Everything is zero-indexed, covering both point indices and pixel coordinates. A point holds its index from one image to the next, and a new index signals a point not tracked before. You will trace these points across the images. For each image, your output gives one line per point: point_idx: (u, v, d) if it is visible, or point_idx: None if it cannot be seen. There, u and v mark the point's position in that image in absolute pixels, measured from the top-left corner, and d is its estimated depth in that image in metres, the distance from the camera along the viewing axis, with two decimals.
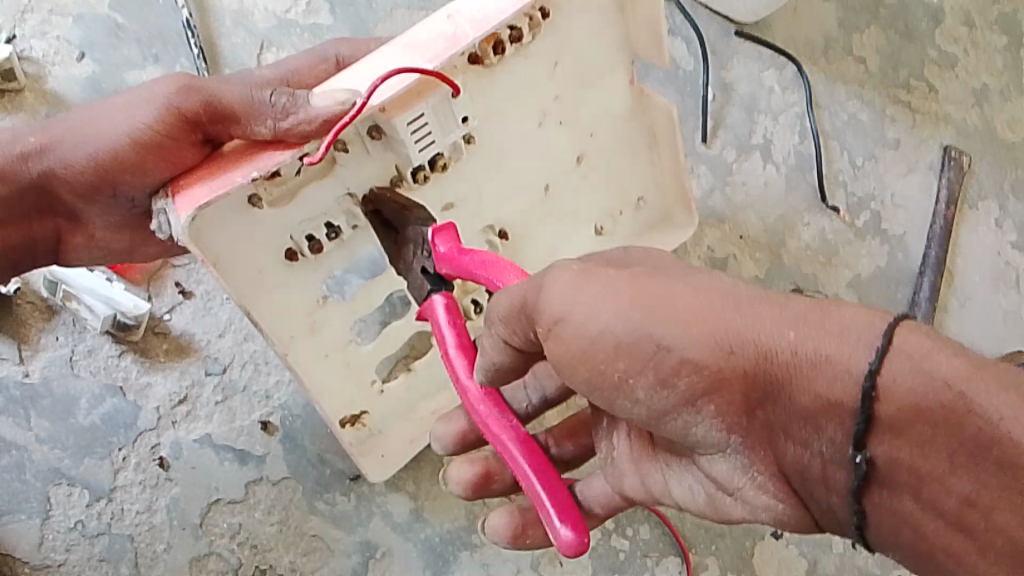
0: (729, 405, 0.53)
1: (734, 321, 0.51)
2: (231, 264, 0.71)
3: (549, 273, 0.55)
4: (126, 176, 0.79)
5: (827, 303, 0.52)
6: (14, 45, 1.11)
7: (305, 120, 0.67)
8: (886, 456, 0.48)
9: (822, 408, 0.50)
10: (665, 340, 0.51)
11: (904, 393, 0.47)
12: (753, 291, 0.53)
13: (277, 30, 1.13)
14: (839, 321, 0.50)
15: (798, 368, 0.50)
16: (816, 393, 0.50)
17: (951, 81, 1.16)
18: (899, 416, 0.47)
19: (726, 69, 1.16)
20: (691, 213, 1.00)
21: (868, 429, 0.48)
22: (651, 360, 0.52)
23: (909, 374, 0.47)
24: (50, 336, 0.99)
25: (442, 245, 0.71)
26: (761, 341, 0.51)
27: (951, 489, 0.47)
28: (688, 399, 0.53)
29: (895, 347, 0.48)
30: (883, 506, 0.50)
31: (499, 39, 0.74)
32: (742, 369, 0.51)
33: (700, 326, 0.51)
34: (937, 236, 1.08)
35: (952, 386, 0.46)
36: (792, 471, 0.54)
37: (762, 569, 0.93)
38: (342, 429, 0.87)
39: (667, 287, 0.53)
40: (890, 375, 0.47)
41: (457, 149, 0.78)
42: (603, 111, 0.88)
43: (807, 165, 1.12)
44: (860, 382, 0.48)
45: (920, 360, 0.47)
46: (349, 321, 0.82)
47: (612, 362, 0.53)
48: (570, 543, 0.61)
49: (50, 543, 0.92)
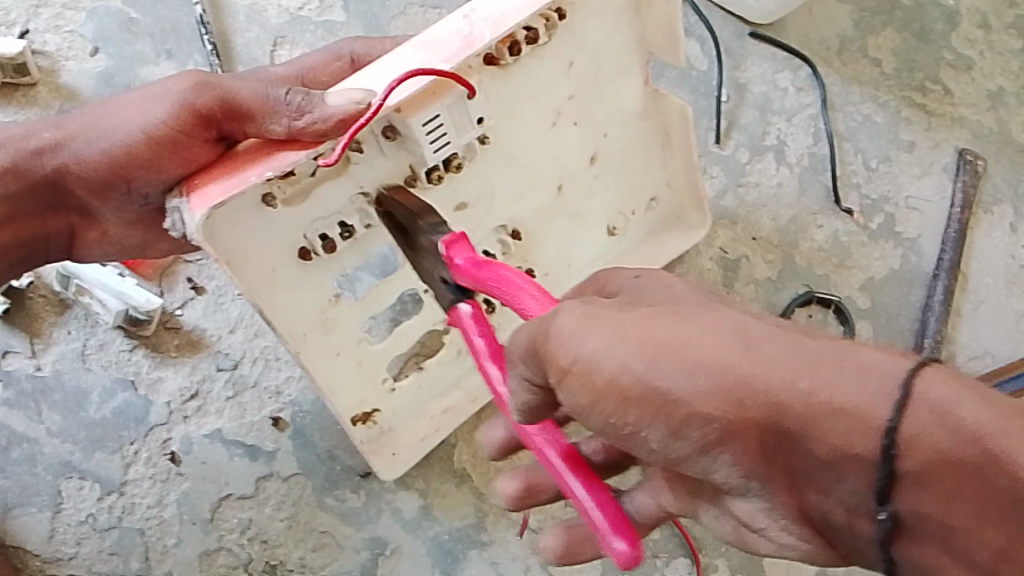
0: (744, 455, 0.48)
1: (746, 370, 0.46)
2: (245, 260, 0.71)
3: (558, 315, 0.50)
4: (141, 173, 0.79)
5: (841, 341, 0.47)
6: (28, 40, 1.11)
7: (321, 119, 0.67)
8: (912, 509, 0.44)
9: (846, 459, 0.45)
10: (671, 390, 0.47)
11: (929, 443, 0.43)
12: (764, 328, 0.48)
13: (290, 26, 1.13)
14: (860, 368, 0.45)
15: (814, 419, 0.45)
16: (832, 446, 0.45)
17: (967, 83, 1.15)
18: (926, 469, 0.43)
19: (739, 69, 1.16)
20: (704, 214, 1.00)
21: (894, 483, 0.44)
22: (661, 410, 0.48)
23: (933, 428, 0.43)
24: (62, 330, 0.99)
25: (458, 257, 0.66)
26: (777, 392, 0.46)
27: (983, 542, 0.43)
28: (705, 446, 0.48)
29: (918, 396, 0.43)
30: (912, 555, 0.46)
31: (515, 40, 0.74)
32: (755, 419, 0.46)
33: (710, 374, 0.47)
34: (951, 240, 1.07)
35: (981, 439, 0.42)
36: (820, 518, 0.50)
37: (772, 569, 0.93)
38: (353, 428, 0.87)
39: (679, 329, 0.48)
40: (913, 429, 0.43)
41: (472, 149, 0.78)
42: (617, 112, 0.88)
43: (821, 166, 1.12)
44: (878, 438, 0.44)
45: (942, 406, 0.43)
46: (361, 319, 0.82)
47: (623, 414, 0.49)
48: (626, 556, 0.57)
49: (61, 536, 0.92)
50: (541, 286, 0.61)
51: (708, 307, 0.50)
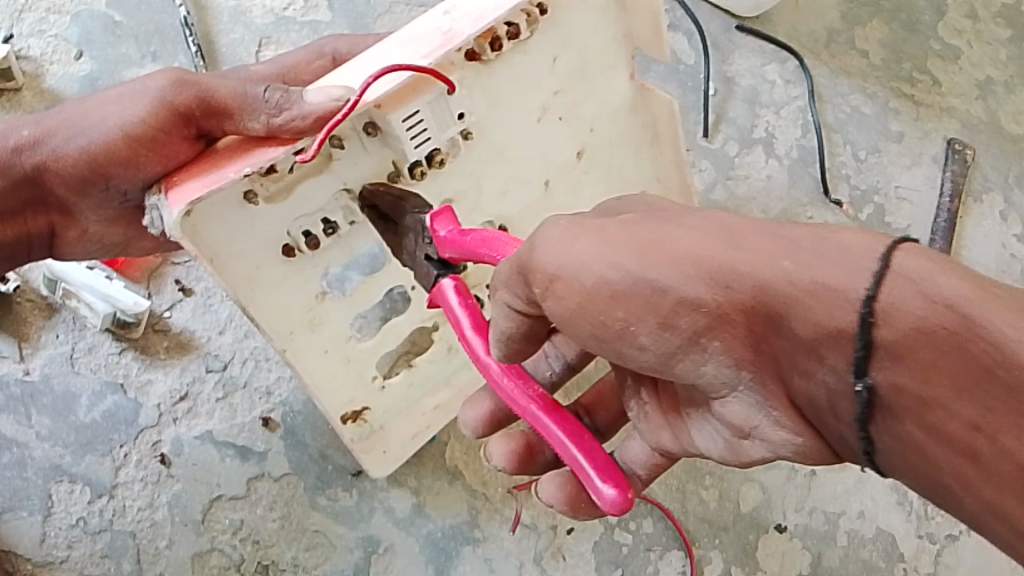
0: (730, 342, 0.52)
1: (729, 257, 0.50)
2: (228, 260, 0.71)
3: (544, 229, 0.55)
4: (119, 170, 0.79)
5: (823, 228, 0.50)
6: (12, 44, 1.11)
7: (299, 116, 0.67)
8: (890, 383, 0.46)
9: (826, 338, 0.48)
10: (657, 280, 0.51)
11: (904, 317, 0.45)
12: (747, 224, 0.52)
13: (275, 27, 1.13)
14: (842, 246, 0.48)
15: (796, 299, 0.48)
16: (816, 325, 0.48)
17: (955, 73, 1.15)
18: (902, 340, 0.45)
19: (727, 62, 1.16)
20: (692, 208, 1.01)
21: (870, 356, 0.47)
22: (650, 301, 0.52)
23: (913, 299, 0.45)
24: (50, 334, 0.99)
25: (441, 229, 0.69)
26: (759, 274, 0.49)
27: (954, 413, 0.45)
28: (694, 335, 0.52)
29: (894, 272, 0.46)
30: (891, 434, 0.48)
31: (497, 35, 0.74)
32: (738, 302, 0.50)
33: (695, 261, 0.51)
34: (942, 230, 1.07)
35: (953, 307, 0.44)
36: (805, 401, 0.52)
37: (767, 561, 0.92)
38: (342, 426, 0.87)
39: (664, 229, 0.53)
40: (889, 300, 0.45)
41: (455, 144, 0.78)
42: (603, 106, 0.88)
43: (810, 158, 1.12)
44: (857, 310, 0.46)
45: (923, 276, 0.45)
46: (348, 316, 0.82)
47: (614, 309, 0.53)
48: (614, 502, 0.60)
49: (52, 540, 0.92)
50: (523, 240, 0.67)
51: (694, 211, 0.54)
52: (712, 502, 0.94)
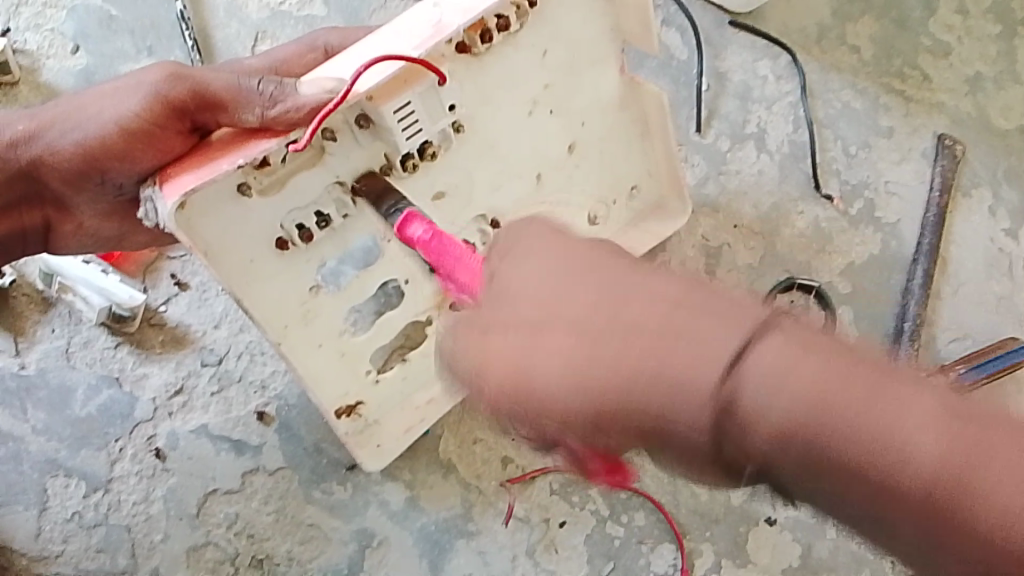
0: (623, 447, 0.47)
1: (590, 358, 0.45)
2: (222, 252, 0.71)
3: (444, 339, 0.52)
4: (115, 164, 0.79)
5: (684, 303, 0.45)
6: (8, 38, 1.11)
7: (293, 108, 0.67)
8: (787, 482, 0.43)
9: (694, 431, 0.43)
10: (533, 390, 0.47)
11: (779, 418, 0.42)
12: (609, 301, 0.47)
13: (270, 21, 1.12)
14: (705, 340, 0.43)
15: (668, 408, 0.43)
16: (693, 431, 0.43)
17: (945, 69, 1.16)
18: (780, 446, 0.42)
19: (720, 58, 1.17)
20: (684, 202, 1.02)
21: (762, 465, 0.43)
22: (530, 419, 0.48)
23: (772, 401, 0.42)
24: (46, 328, 0.99)
25: (418, 229, 0.69)
26: (621, 367, 0.44)
27: (850, 502, 0.41)
28: (566, 429, 0.48)
29: (764, 368, 0.42)
30: (805, 516, 0.45)
31: (487, 27, 0.74)
32: (615, 413, 0.45)
33: (556, 350, 0.46)
34: (930, 224, 1.08)
35: (833, 415, 0.41)
36: (691, 479, 0.47)
37: (756, 554, 0.93)
38: (336, 420, 0.88)
39: (528, 313, 0.49)
40: (756, 403, 0.42)
41: (446, 138, 0.78)
42: (594, 101, 0.88)
43: (801, 153, 1.12)
44: (727, 413, 0.43)
45: (789, 373, 0.42)
46: (343, 311, 0.83)
47: (502, 423, 0.50)
48: (615, 484, 0.61)
49: (48, 534, 0.92)
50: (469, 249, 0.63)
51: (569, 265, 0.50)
52: (704, 495, 0.95)
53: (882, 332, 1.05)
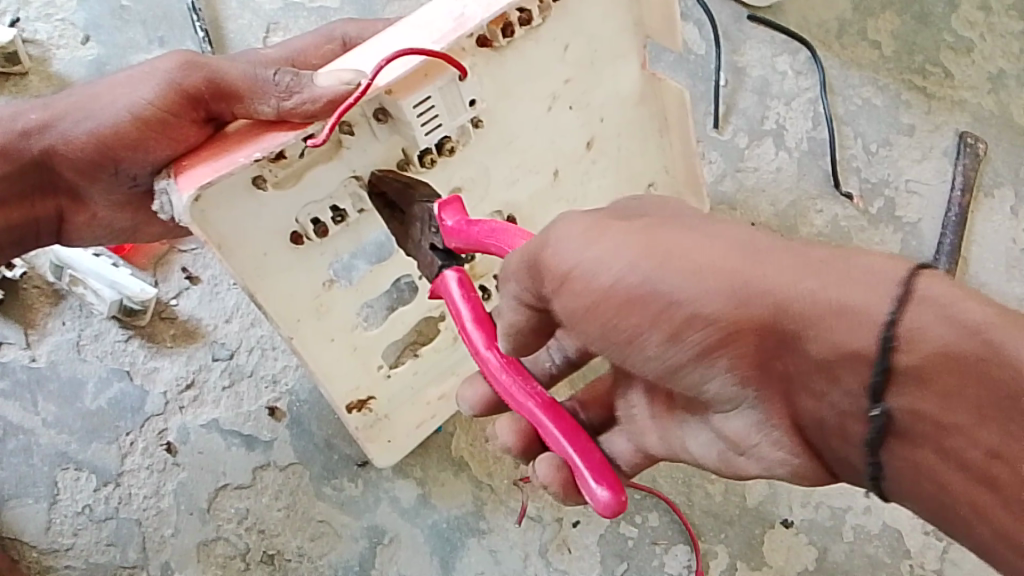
0: (742, 364, 0.48)
1: (747, 272, 0.47)
2: (236, 244, 0.70)
3: (558, 225, 0.53)
4: (129, 153, 0.79)
5: (845, 250, 0.48)
6: (19, 28, 1.11)
7: (310, 100, 0.66)
8: (909, 409, 0.44)
9: (842, 356, 0.45)
10: (671, 291, 0.48)
11: (933, 340, 0.43)
12: (767, 242, 0.49)
13: (283, 12, 1.12)
14: (865, 271, 0.46)
15: (818, 319, 0.45)
16: (832, 344, 0.45)
17: (967, 66, 1.14)
18: (925, 364, 0.43)
19: (737, 53, 1.15)
20: (702, 200, 1.00)
21: (888, 381, 0.44)
22: (660, 312, 0.49)
23: (936, 323, 0.43)
24: (57, 320, 0.99)
25: (449, 219, 0.67)
26: (779, 291, 0.46)
27: (977, 441, 0.42)
28: (702, 354, 0.49)
29: (915, 298, 0.44)
30: (903, 460, 0.45)
31: (508, 21, 0.73)
32: (754, 321, 0.47)
33: (707, 274, 0.48)
34: (952, 224, 1.06)
35: (984, 334, 0.42)
36: (812, 423, 0.49)
37: (771, 557, 0.92)
38: (347, 415, 0.86)
39: (680, 241, 0.50)
40: (911, 327, 0.43)
41: (464, 133, 0.77)
42: (614, 96, 0.87)
43: (820, 151, 1.11)
44: (881, 334, 0.44)
45: (946, 307, 0.43)
46: (355, 305, 0.82)
47: (620, 317, 0.50)
48: (607, 504, 0.57)
49: (58, 527, 0.92)
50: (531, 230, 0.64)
51: (712, 222, 0.52)
52: (717, 496, 0.94)
53: None
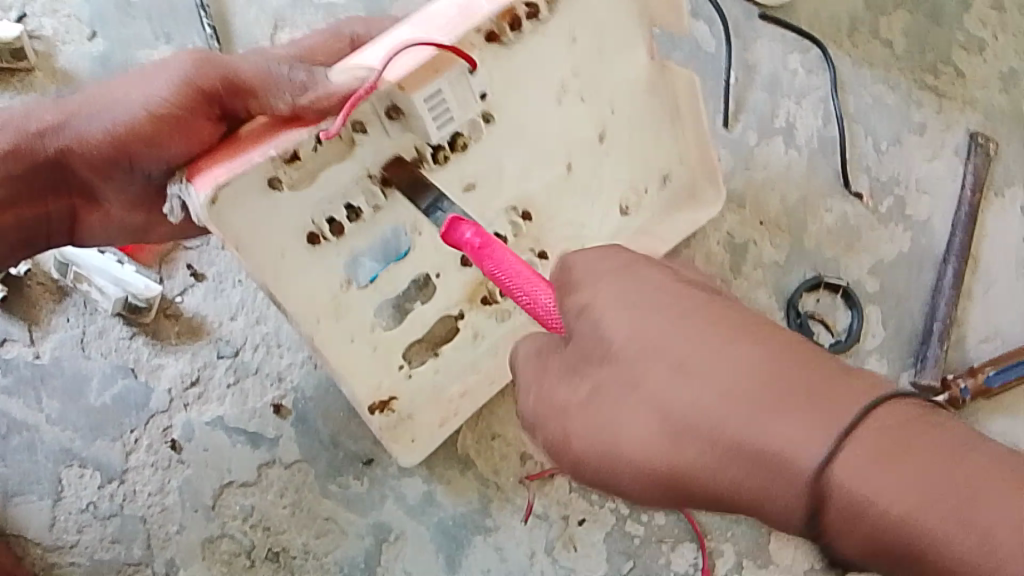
0: (691, 491, 0.47)
1: (678, 408, 0.44)
2: (253, 246, 0.70)
3: (525, 350, 0.53)
4: (142, 149, 0.77)
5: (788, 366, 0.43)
6: (25, 23, 1.10)
7: (324, 95, 0.66)
8: (861, 556, 0.41)
9: (785, 506, 0.42)
10: (609, 429, 0.47)
11: (877, 502, 0.39)
12: (700, 358, 0.45)
13: (291, 9, 1.11)
14: (801, 406, 0.41)
15: (749, 467, 0.42)
16: (771, 495, 0.42)
17: (979, 64, 1.13)
18: (871, 528, 0.40)
19: (748, 50, 1.14)
20: (718, 190, 1.00)
21: (833, 532, 0.41)
22: (604, 448, 0.48)
23: (881, 482, 0.39)
24: (61, 317, 0.99)
25: (467, 231, 0.64)
26: (706, 429, 0.43)
27: None
28: (651, 484, 0.47)
29: (860, 442, 0.40)
30: None
31: (515, 14, 0.73)
32: (689, 462, 0.44)
33: (648, 417, 0.45)
34: (962, 222, 1.05)
35: (937, 496, 0.38)
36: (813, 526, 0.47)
37: (779, 554, 0.91)
38: (371, 415, 0.87)
39: (618, 372, 0.47)
40: (850, 480, 0.40)
41: (477, 127, 0.76)
42: (624, 86, 0.87)
43: (830, 147, 1.10)
44: (814, 488, 0.41)
45: (864, 486, 0.40)
46: (374, 304, 0.81)
47: (573, 448, 0.50)
48: None
49: (62, 524, 0.92)
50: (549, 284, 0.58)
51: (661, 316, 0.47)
52: None
53: (908, 332, 1.03)
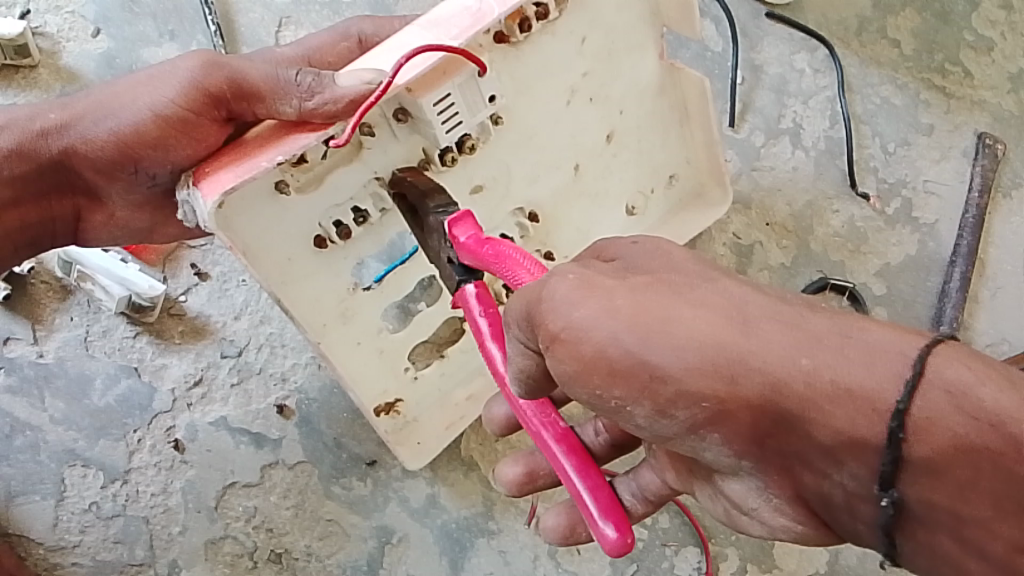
0: (735, 437, 0.49)
1: (742, 347, 0.47)
2: (259, 250, 0.70)
3: (552, 279, 0.50)
4: (149, 152, 0.77)
5: (846, 321, 0.48)
6: (29, 21, 1.10)
7: (331, 100, 0.65)
8: (916, 497, 0.45)
9: (848, 445, 0.46)
10: (659, 365, 0.47)
11: (942, 433, 0.44)
12: (762, 307, 0.48)
13: (296, 7, 1.11)
14: (868, 348, 0.46)
15: (815, 402, 0.46)
16: (835, 431, 0.46)
17: (988, 65, 1.12)
18: (937, 455, 0.44)
19: (755, 50, 1.14)
20: (725, 191, 0.98)
21: (898, 470, 0.45)
22: (649, 386, 0.48)
23: (948, 411, 0.44)
24: (64, 316, 0.98)
25: (462, 235, 0.65)
26: (772, 372, 0.46)
27: (996, 535, 0.44)
28: (693, 427, 0.49)
29: (927, 380, 0.45)
30: (916, 541, 0.47)
31: (525, 16, 0.72)
32: (746, 398, 0.47)
33: (704, 351, 0.47)
34: (969, 225, 1.04)
35: (999, 428, 0.43)
36: (813, 497, 0.51)
37: (784, 559, 0.91)
38: (376, 418, 0.86)
39: (674, 306, 0.48)
40: (924, 414, 0.44)
41: (485, 130, 0.76)
42: (632, 87, 0.86)
43: (838, 149, 1.09)
44: (885, 423, 0.45)
45: (929, 416, 0.44)
46: (380, 307, 0.81)
47: (607, 387, 0.48)
48: (614, 544, 0.56)
49: (65, 525, 0.91)
50: (536, 259, 0.60)
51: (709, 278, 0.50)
52: None
53: None
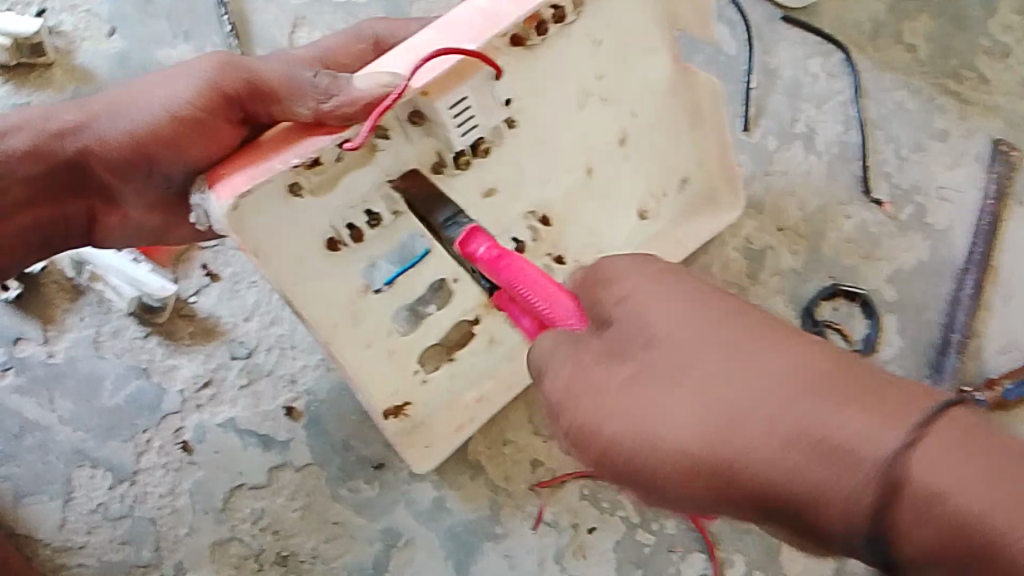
0: (737, 506, 0.45)
1: (731, 413, 0.43)
2: (272, 254, 0.69)
3: (557, 351, 0.51)
4: (165, 151, 0.77)
5: (846, 372, 0.42)
6: (45, 19, 1.10)
7: (347, 102, 0.65)
8: (911, 564, 0.40)
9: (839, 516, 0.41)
10: (653, 434, 0.45)
11: (922, 506, 0.39)
12: (759, 364, 0.44)
13: (309, 6, 1.10)
14: (858, 407, 0.41)
15: (805, 471, 0.41)
16: (829, 502, 0.41)
17: (1003, 70, 1.11)
18: (926, 537, 0.39)
19: (769, 54, 1.13)
20: (738, 195, 0.98)
21: (887, 543, 0.40)
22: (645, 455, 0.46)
23: (931, 485, 0.39)
24: (75, 316, 0.98)
25: (479, 248, 0.64)
26: (758, 442, 0.42)
27: None
28: (695, 497, 0.46)
29: (915, 455, 0.39)
30: None
31: (542, 19, 0.72)
32: (738, 468, 0.43)
33: (696, 422, 0.44)
34: (982, 232, 1.03)
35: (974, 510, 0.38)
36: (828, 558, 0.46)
37: (792, 567, 0.90)
38: (386, 420, 0.86)
39: (668, 371, 0.46)
40: (903, 488, 0.39)
41: (498, 133, 0.76)
42: (646, 90, 0.85)
43: (851, 154, 1.09)
44: (875, 492, 0.40)
45: (914, 489, 0.39)
46: (391, 310, 0.80)
47: (609, 460, 0.48)
48: None
49: (72, 525, 0.91)
50: (560, 278, 0.57)
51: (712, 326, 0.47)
52: None
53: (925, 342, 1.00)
